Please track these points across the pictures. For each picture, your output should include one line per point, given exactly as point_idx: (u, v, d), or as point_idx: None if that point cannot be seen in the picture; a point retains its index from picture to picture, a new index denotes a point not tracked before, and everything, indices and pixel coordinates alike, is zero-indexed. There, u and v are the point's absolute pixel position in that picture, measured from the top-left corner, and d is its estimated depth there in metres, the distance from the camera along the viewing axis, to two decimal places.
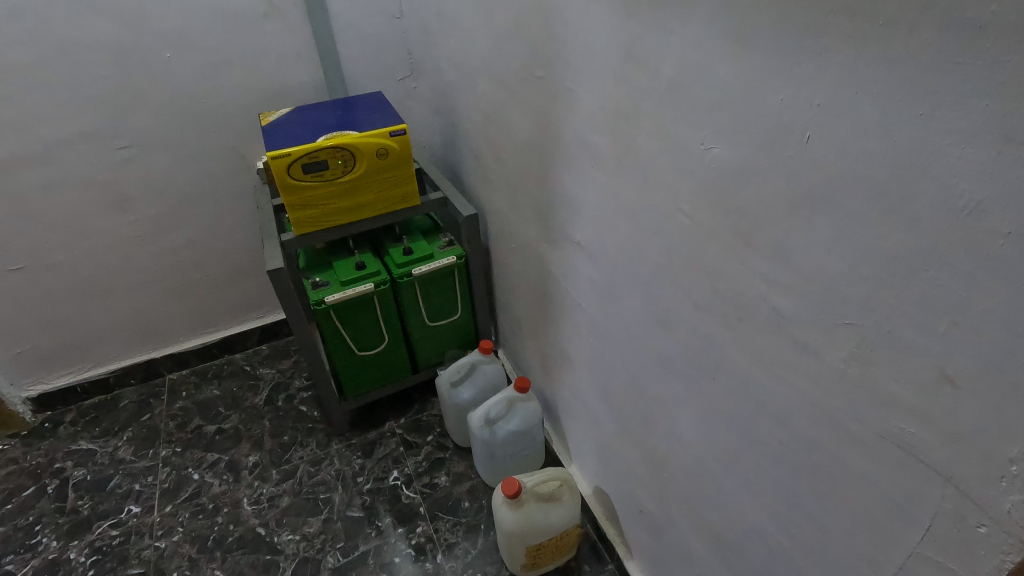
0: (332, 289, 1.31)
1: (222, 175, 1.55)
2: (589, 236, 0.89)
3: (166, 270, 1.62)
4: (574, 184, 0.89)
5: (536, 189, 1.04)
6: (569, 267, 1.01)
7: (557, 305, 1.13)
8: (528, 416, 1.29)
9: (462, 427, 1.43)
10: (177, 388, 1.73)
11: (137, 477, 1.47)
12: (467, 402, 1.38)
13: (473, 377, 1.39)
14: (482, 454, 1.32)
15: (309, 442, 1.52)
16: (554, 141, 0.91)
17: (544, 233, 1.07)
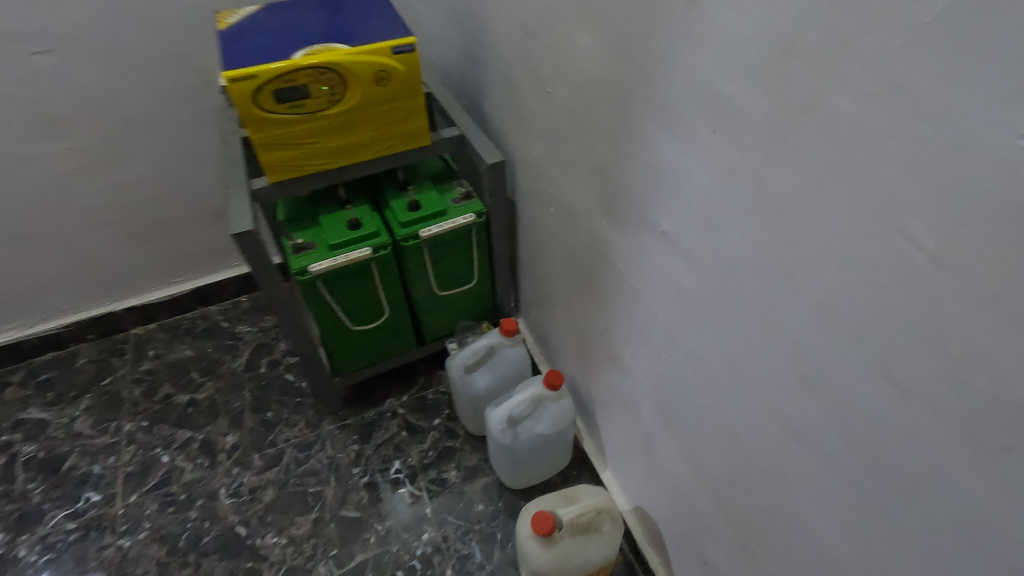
0: (318, 254, 1.04)
1: (177, 93, 1.21)
2: (688, 232, 0.61)
3: (117, 211, 1.32)
4: (672, 153, 0.59)
5: (599, 144, 0.74)
6: (641, 260, 0.74)
7: (611, 299, 0.86)
8: (559, 418, 1.07)
9: (475, 416, 1.21)
10: (143, 346, 1.49)
11: (96, 457, 1.26)
12: (484, 391, 1.15)
13: (492, 362, 1.15)
14: (500, 456, 1.11)
15: (297, 421, 1.31)
16: (645, 80, 0.60)
17: (604, 206, 0.78)
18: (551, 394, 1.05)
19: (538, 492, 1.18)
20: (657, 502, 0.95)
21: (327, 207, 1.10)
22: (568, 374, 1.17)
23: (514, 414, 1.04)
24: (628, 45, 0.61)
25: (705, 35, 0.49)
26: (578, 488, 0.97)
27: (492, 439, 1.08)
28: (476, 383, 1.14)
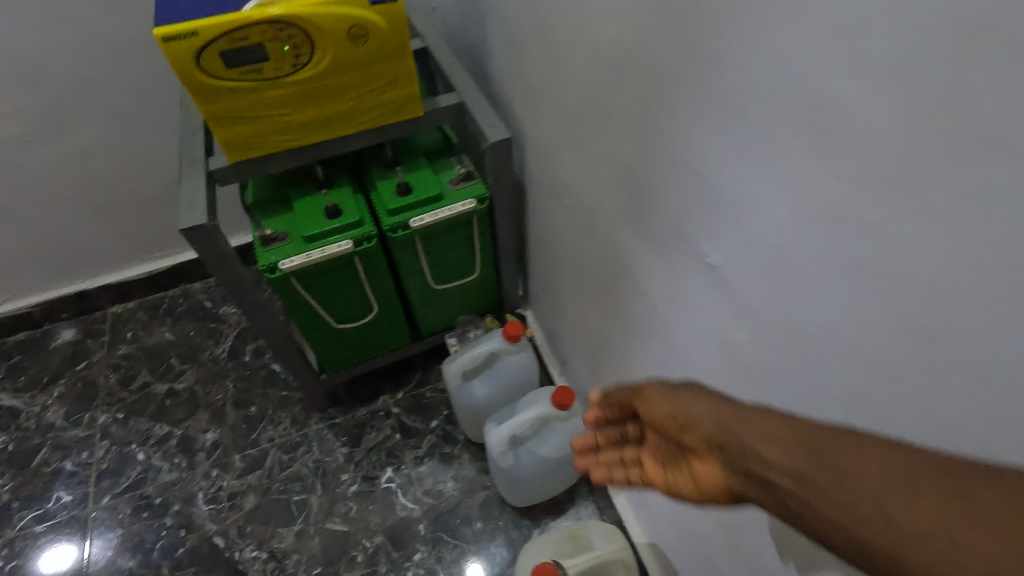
0: (291, 247, 0.89)
1: (131, 47, 1.04)
2: (750, 277, 0.44)
3: (78, 183, 1.18)
4: (737, 169, 0.42)
5: (629, 137, 0.56)
6: (678, 292, 0.57)
7: (635, 325, 0.71)
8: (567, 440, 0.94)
9: (474, 425, 1.08)
10: (120, 327, 1.38)
11: (68, 453, 1.17)
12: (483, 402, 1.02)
13: (493, 370, 1.01)
14: (501, 477, 0.98)
15: (282, 419, 1.20)
16: (701, 61, 0.42)
17: (632, 217, 0.61)
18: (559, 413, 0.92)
19: (542, 510, 1.07)
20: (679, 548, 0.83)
21: (303, 189, 0.94)
22: (580, 385, 1.03)
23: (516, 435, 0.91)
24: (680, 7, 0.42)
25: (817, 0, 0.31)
26: (585, 522, 0.86)
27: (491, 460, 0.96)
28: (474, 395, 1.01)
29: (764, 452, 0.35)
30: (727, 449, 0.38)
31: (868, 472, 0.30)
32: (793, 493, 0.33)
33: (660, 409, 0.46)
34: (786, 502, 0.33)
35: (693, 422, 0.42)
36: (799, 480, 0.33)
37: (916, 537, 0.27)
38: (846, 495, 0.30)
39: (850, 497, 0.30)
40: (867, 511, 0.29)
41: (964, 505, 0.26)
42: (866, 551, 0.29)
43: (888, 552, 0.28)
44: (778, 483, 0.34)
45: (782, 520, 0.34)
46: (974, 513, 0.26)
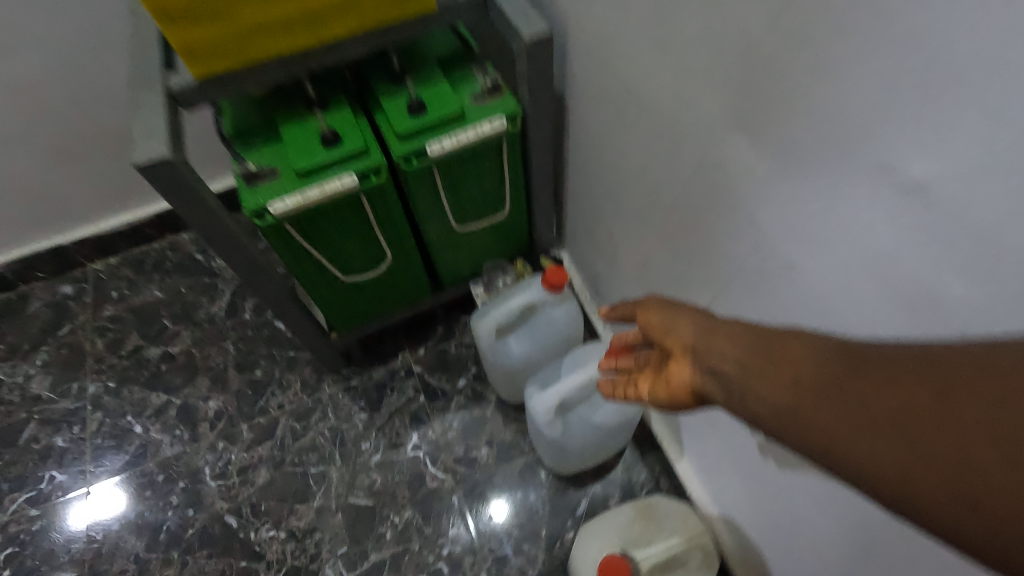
0: (281, 186, 0.72)
1: None
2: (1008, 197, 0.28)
3: (27, 120, 0.99)
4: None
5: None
6: (833, 223, 0.41)
7: (739, 268, 0.54)
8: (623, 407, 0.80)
9: (512, 386, 0.95)
10: (104, 285, 1.24)
11: (58, 428, 1.06)
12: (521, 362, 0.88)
13: (531, 325, 0.87)
14: (546, 446, 0.86)
15: (292, 382, 1.08)
16: None
17: (752, 120, 0.44)
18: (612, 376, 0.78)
19: (589, 477, 0.96)
20: (765, 528, 0.71)
21: (292, 112, 0.76)
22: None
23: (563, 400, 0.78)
24: None
25: None
26: (653, 499, 0.74)
27: (534, 428, 0.83)
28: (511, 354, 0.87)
29: (733, 352, 0.37)
30: (703, 352, 0.39)
31: (830, 364, 0.32)
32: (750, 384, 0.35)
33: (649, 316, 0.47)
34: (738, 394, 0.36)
35: (674, 329, 0.43)
36: (757, 375, 0.35)
37: (853, 415, 0.30)
38: (802, 385, 0.33)
39: (808, 387, 0.32)
40: (822, 400, 0.32)
41: (901, 389, 0.29)
42: (811, 427, 0.31)
43: (823, 422, 0.31)
44: (741, 380, 0.35)
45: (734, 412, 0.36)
46: (912, 390, 0.29)
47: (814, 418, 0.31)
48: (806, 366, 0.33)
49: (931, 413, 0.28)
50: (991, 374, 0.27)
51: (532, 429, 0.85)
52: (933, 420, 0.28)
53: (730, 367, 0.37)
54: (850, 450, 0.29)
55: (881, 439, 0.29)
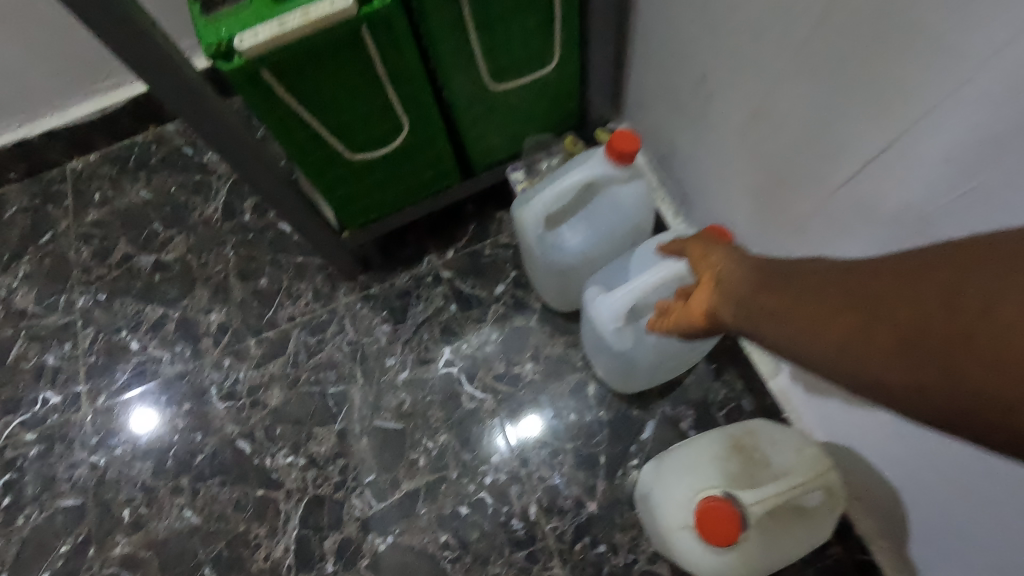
0: (253, 14, 0.52)
1: None
2: None
3: None
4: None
5: None
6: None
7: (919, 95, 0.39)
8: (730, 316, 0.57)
9: (564, 290, 0.78)
10: (85, 185, 1.08)
11: (48, 345, 0.94)
12: (578, 256, 0.70)
13: (591, 210, 0.68)
14: (612, 360, 0.69)
15: (302, 292, 0.93)
16: None
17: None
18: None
19: (656, 396, 0.80)
20: (910, 461, 0.54)
21: None
22: (734, 224, 0.69)
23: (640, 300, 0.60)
24: None
25: None
26: (752, 426, 0.58)
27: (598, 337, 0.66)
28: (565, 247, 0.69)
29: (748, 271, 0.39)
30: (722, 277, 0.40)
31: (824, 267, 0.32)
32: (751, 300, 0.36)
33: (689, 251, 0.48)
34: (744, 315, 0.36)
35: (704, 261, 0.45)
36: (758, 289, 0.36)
37: (826, 312, 0.30)
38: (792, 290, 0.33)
39: (789, 289, 0.33)
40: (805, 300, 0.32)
41: (877, 281, 0.28)
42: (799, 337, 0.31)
43: (804, 330, 0.31)
44: (747, 294, 0.36)
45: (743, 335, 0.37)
46: (886, 282, 0.28)
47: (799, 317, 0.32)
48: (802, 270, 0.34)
49: (895, 293, 0.27)
50: (983, 263, 0.24)
51: (594, 339, 0.68)
52: (907, 310, 0.26)
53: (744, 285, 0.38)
54: (841, 354, 0.29)
55: (857, 335, 0.28)
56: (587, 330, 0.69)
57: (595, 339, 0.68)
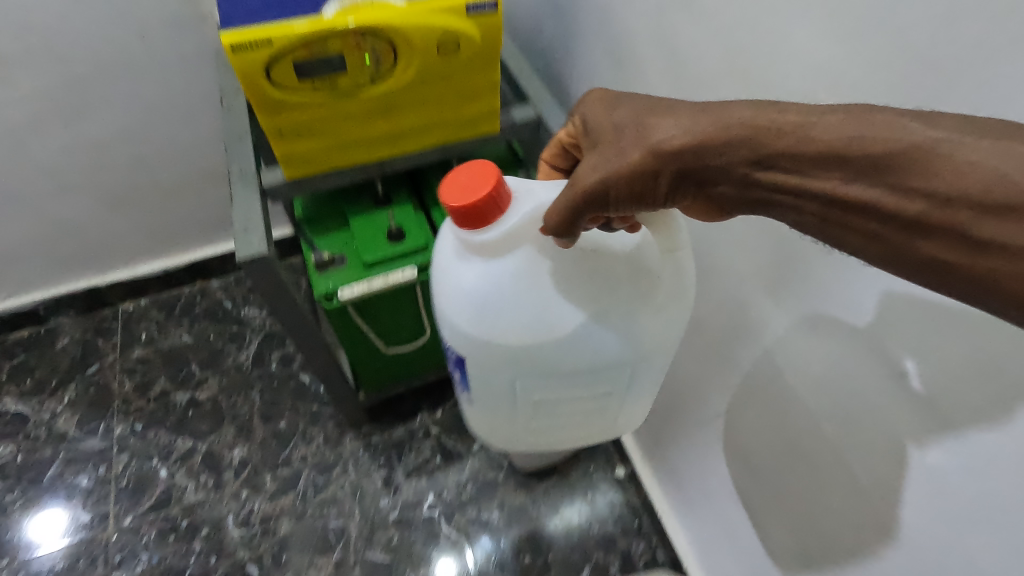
0: (348, 273, 0.80)
1: (158, 29, 0.92)
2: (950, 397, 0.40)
3: (92, 174, 1.06)
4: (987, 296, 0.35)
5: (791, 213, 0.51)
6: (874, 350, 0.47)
7: None
8: (657, 229, 0.47)
9: (507, 436, 0.65)
10: (134, 326, 1.29)
11: (84, 467, 1.10)
12: (479, 387, 0.56)
13: (440, 317, 0.53)
14: (588, 413, 0.60)
15: (315, 435, 1.14)
16: None
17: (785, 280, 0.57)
18: (527, 227, 0.48)
19: (594, 545, 1.04)
20: None
21: (361, 206, 0.85)
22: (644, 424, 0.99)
23: (588, 335, 0.49)
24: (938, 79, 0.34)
25: None
26: None
27: (578, 399, 0.57)
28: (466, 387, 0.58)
29: (766, 158, 0.32)
30: (763, 186, 0.33)
31: (904, 168, 0.27)
32: (809, 202, 0.31)
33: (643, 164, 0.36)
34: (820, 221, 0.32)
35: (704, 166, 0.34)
36: (819, 191, 0.30)
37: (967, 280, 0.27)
38: (870, 189, 0.28)
39: (901, 223, 0.28)
40: (899, 205, 0.28)
41: None
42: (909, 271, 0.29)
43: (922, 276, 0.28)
44: (809, 198, 0.31)
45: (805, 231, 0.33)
46: None
47: (903, 235, 0.28)
48: (871, 165, 0.28)
49: None
50: None
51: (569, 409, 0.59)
52: None
53: (764, 176, 0.32)
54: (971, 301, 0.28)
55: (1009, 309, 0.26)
56: (556, 411, 0.59)
57: (571, 410, 0.59)
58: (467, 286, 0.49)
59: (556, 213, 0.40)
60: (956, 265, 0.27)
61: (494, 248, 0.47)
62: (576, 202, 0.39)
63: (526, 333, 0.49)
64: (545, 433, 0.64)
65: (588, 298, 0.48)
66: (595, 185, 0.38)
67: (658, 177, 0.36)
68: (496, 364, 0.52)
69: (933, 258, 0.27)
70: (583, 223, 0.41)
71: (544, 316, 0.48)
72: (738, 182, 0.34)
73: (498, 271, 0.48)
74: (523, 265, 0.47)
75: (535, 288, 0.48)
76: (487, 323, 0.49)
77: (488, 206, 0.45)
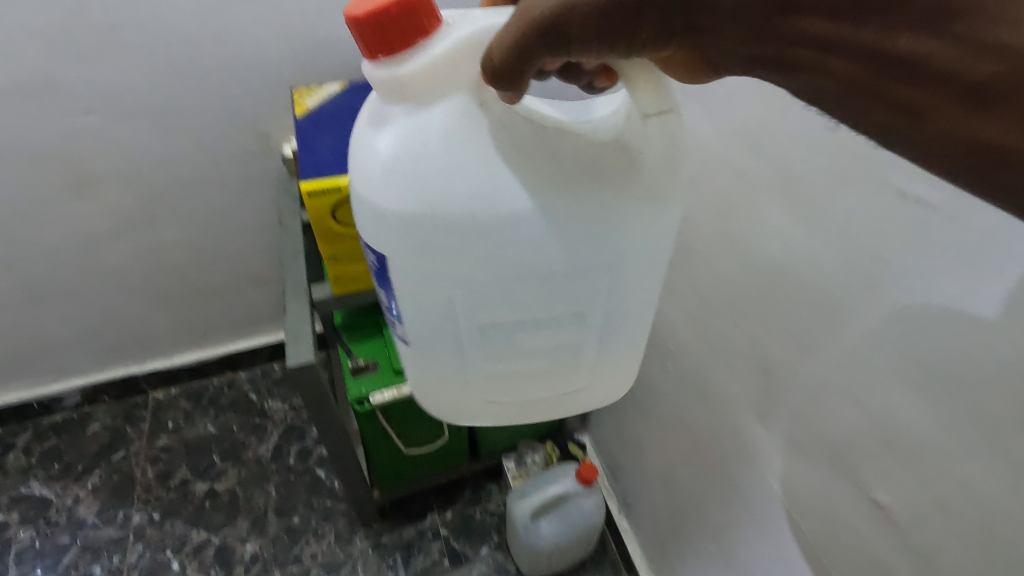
0: (380, 378, 0.89)
1: (231, 158, 1.06)
2: (925, 526, 0.47)
3: (150, 275, 1.18)
4: (937, 434, 0.45)
5: (782, 356, 0.60)
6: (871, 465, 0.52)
7: None
8: (640, 87, 0.38)
9: (453, 403, 0.54)
10: (162, 414, 1.35)
11: (99, 556, 1.12)
12: (423, 325, 0.47)
13: (358, 204, 0.43)
14: (551, 353, 0.50)
15: (326, 532, 1.16)
16: (894, 345, 0.46)
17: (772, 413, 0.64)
18: (465, 67, 0.39)
19: None
20: None
21: None
22: (648, 534, 1.02)
23: (545, 212, 0.40)
24: (876, 270, 0.46)
25: None
26: None
27: (538, 329, 0.48)
28: (398, 313, 0.48)
29: None
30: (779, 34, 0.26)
31: (987, 8, 0.21)
32: (837, 57, 0.25)
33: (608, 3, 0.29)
34: (844, 79, 0.26)
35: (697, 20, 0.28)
36: (854, 44, 0.24)
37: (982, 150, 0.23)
38: (928, 40, 0.22)
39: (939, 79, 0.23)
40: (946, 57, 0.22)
41: None
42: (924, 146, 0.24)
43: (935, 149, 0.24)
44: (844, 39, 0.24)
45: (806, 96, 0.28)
46: None
47: (934, 100, 0.23)
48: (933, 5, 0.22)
49: None
50: None
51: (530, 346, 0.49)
52: None
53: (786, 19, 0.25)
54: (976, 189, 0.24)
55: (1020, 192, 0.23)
56: (514, 349, 0.49)
57: (533, 347, 0.49)
58: (390, 151, 0.40)
59: (506, 53, 0.34)
60: (1001, 147, 0.22)
61: (424, 93, 0.39)
62: (531, 39, 0.32)
63: (466, 219, 0.40)
64: (498, 392, 0.52)
65: (543, 168, 0.39)
66: (555, 19, 0.31)
67: (640, 11, 0.29)
68: (428, 262, 0.42)
69: (957, 133, 0.23)
70: (535, 69, 0.34)
71: (488, 192, 0.39)
72: (751, 26, 0.27)
73: (428, 130, 0.39)
74: (460, 123, 0.39)
75: (474, 153, 0.39)
76: (412, 202, 0.40)
77: (403, 17, 0.37)
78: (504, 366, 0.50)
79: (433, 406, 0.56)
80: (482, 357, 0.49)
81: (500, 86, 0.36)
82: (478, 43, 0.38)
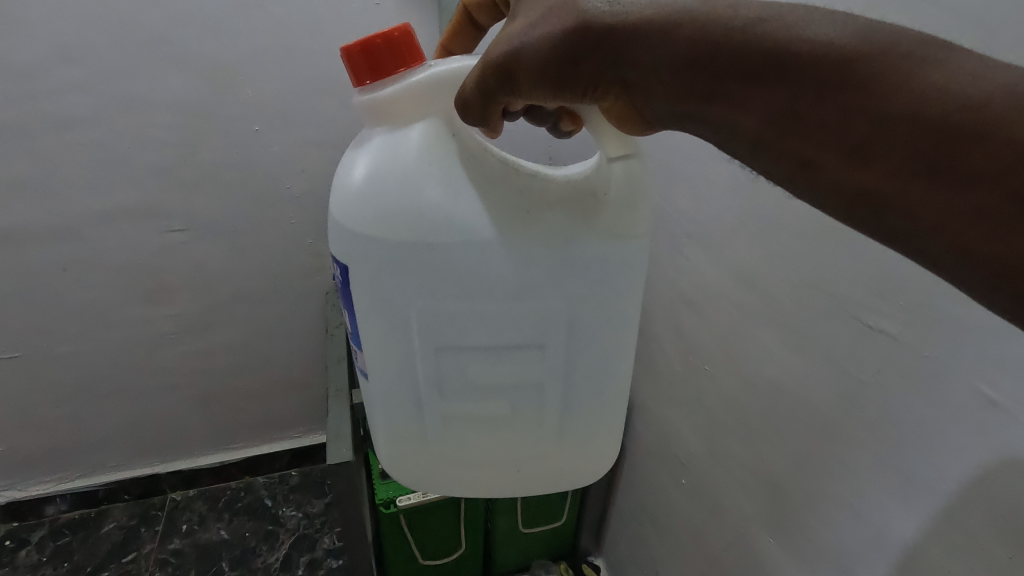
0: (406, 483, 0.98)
1: (291, 275, 1.20)
2: None
3: (196, 376, 1.27)
4: (930, 544, 0.50)
5: (786, 466, 0.66)
6: None
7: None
8: (604, 132, 0.47)
9: (415, 452, 0.59)
10: (176, 516, 1.36)
11: None
12: (398, 360, 0.53)
13: (337, 226, 0.50)
14: (509, 395, 0.55)
15: None
16: (872, 460, 0.54)
17: (781, 531, 0.68)
18: (442, 98, 0.48)
19: None
20: None
21: None
22: None
23: (506, 233, 0.47)
24: (856, 390, 0.55)
25: (1001, 444, 0.43)
26: None
27: (503, 361, 0.53)
28: (360, 343, 0.55)
29: (714, 67, 0.32)
30: (709, 99, 0.33)
31: (858, 81, 0.28)
32: (747, 117, 0.32)
33: (547, 48, 0.37)
34: (756, 131, 0.32)
35: (642, 80, 0.36)
36: (760, 107, 0.31)
37: (857, 187, 0.29)
38: (817, 102, 0.29)
39: (824, 133, 0.29)
40: (827, 121, 0.29)
41: (915, 177, 0.27)
42: (822, 189, 0.31)
43: (827, 189, 0.31)
44: (758, 100, 0.31)
45: (728, 146, 0.35)
46: (921, 186, 0.27)
47: (824, 152, 0.30)
48: (822, 74, 0.29)
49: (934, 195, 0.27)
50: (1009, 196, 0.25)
51: (484, 379, 0.53)
52: (927, 215, 0.27)
53: (717, 84, 0.32)
54: (852, 216, 0.31)
55: (878, 215, 0.29)
56: (469, 383, 0.54)
57: (493, 380, 0.54)
58: (367, 167, 0.48)
59: (473, 93, 0.42)
60: (870, 189, 0.29)
61: (400, 117, 0.48)
62: (490, 81, 0.41)
63: (420, 225, 0.47)
64: (458, 434, 0.57)
65: (505, 201, 0.47)
66: (506, 61, 0.39)
67: (581, 62, 0.37)
68: (400, 282, 0.49)
69: (844, 177, 0.30)
70: (499, 106, 0.43)
71: (453, 208, 0.47)
72: (685, 96, 0.34)
73: (403, 150, 0.47)
74: (434, 145, 0.47)
75: (445, 170, 0.47)
76: (382, 207, 0.47)
77: (386, 48, 0.47)
78: (466, 408, 0.55)
79: (387, 454, 0.60)
80: (438, 394, 0.54)
81: (470, 118, 0.44)
82: (451, 80, 0.47)
